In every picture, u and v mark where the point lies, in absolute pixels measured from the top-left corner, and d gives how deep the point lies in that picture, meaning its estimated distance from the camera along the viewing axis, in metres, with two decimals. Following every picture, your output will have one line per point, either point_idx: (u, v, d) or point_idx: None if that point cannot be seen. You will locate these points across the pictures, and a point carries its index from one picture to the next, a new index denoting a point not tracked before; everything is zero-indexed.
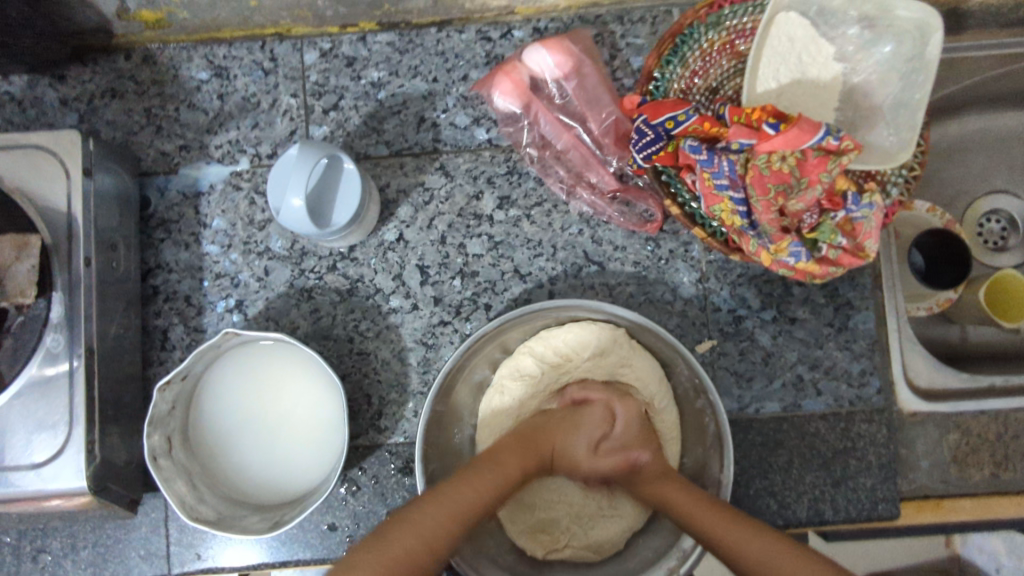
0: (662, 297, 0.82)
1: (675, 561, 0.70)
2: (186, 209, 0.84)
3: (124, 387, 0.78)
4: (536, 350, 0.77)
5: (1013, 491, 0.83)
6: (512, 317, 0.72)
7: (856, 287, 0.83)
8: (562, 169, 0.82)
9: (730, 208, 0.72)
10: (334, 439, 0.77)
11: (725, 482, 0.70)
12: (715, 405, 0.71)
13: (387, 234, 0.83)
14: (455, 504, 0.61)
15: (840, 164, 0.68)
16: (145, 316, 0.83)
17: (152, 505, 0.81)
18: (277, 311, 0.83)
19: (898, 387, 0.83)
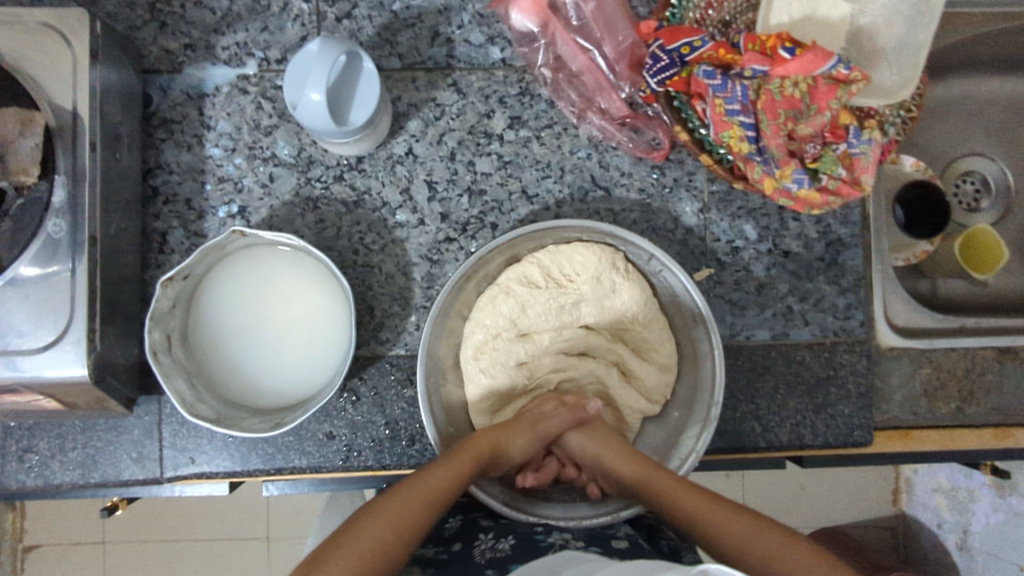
0: (664, 225, 0.85)
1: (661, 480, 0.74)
2: (190, 110, 0.82)
3: (122, 285, 0.76)
4: (545, 263, 0.78)
5: (975, 424, 0.89)
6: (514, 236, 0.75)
7: (848, 225, 0.86)
8: (575, 93, 0.84)
9: (739, 134, 0.74)
10: (336, 348, 0.77)
11: (716, 403, 0.73)
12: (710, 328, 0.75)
13: (396, 148, 0.83)
14: (432, 490, 0.64)
15: (849, 93, 0.73)
16: (144, 218, 0.81)
17: (146, 409, 0.80)
18: (281, 219, 0.82)
19: (879, 324, 0.88)
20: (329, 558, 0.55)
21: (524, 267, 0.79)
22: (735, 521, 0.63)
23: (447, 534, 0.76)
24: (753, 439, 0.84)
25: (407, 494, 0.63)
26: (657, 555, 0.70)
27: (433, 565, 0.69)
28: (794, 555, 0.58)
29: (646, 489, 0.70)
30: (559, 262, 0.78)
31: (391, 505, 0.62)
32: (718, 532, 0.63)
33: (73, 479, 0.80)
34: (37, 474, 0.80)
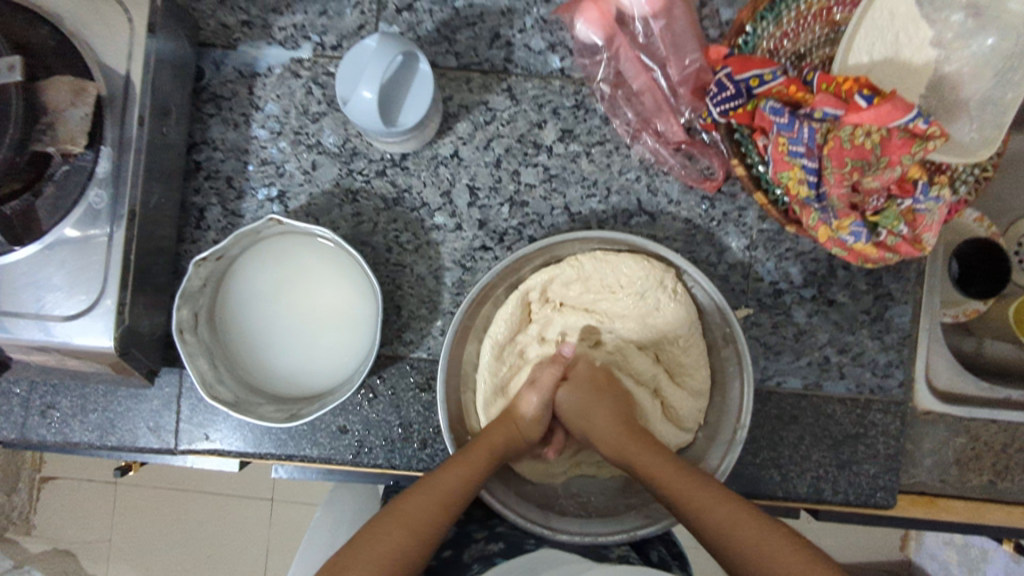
0: (707, 258, 0.82)
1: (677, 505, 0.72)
2: (240, 88, 0.81)
3: (156, 257, 0.76)
4: (584, 269, 0.75)
5: (1005, 500, 0.85)
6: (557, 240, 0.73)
7: (901, 279, 0.83)
8: (631, 111, 0.81)
9: (799, 177, 0.71)
10: (358, 342, 0.76)
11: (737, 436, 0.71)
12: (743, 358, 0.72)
13: (442, 149, 0.81)
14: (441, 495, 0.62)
15: (924, 149, 0.67)
16: (184, 192, 0.81)
17: (167, 380, 0.81)
18: (319, 208, 0.81)
19: (917, 386, 0.85)
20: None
21: (560, 270, 0.76)
22: (704, 496, 0.60)
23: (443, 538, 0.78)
24: (771, 488, 0.82)
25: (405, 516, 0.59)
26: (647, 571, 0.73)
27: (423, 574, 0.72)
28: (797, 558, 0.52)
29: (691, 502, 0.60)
30: (600, 276, 0.76)
31: (392, 521, 0.59)
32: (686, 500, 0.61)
33: (91, 438, 0.81)
34: (57, 431, 0.81)
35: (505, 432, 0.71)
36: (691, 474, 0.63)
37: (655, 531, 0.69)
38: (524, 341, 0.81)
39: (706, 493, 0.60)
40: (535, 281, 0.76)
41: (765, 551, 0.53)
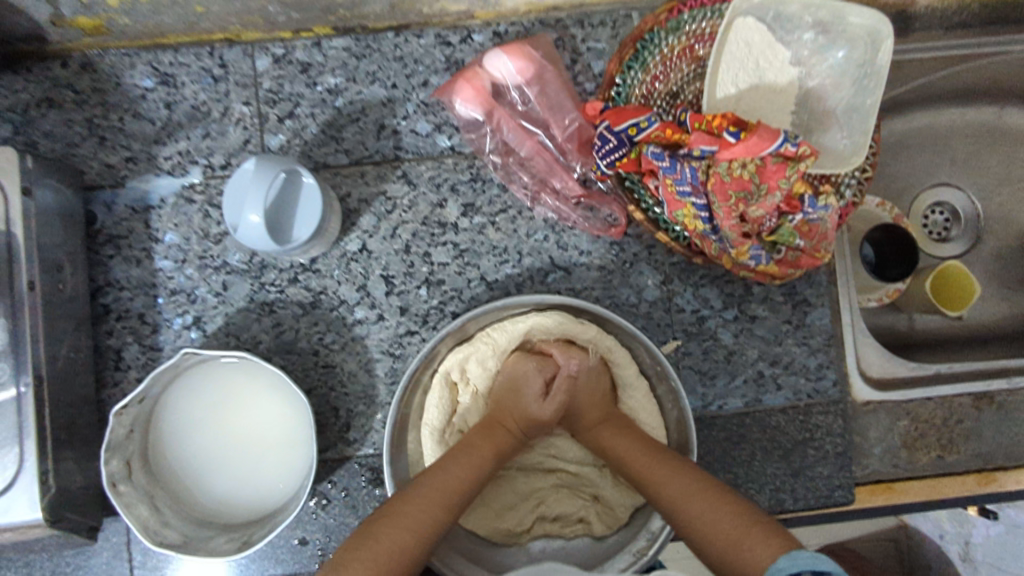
0: (627, 300, 0.84)
1: (644, 541, 0.74)
2: (136, 224, 0.81)
3: (77, 412, 0.74)
4: (501, 342, 0.78)
5: (955, 472, 0.88)
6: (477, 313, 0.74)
7: (814, 283, 0.86)
8: (526, 175, 0.82)
9: (692, 213, 0.74)
10: (300, 452, 0.75)
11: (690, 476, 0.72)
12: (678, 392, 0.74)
13: (350, 245, 0.82)
14: (424, 495, 0.65)
15: (798, 171, 0.70)
16: (96, 337, 0.79)
17: (113, 530, 0.78)
18: (237, 326, 0.80)
19: (852, 380, 0.87)
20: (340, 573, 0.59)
21: (476, 351, 0.78)
22: (690, 500, 0.65)
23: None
24: None
25: (403, 517, 0.63)
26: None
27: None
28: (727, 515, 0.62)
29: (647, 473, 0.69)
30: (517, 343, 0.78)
31: (386, 528, 0.62)
32: (662, 493, 0.67)
33: None
34: None
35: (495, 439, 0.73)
36: (662, 456, 0.70)
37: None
38: (461, 420, 0.80)
39: (679, 478, 0.66)
40: (452, 362, 0.77)
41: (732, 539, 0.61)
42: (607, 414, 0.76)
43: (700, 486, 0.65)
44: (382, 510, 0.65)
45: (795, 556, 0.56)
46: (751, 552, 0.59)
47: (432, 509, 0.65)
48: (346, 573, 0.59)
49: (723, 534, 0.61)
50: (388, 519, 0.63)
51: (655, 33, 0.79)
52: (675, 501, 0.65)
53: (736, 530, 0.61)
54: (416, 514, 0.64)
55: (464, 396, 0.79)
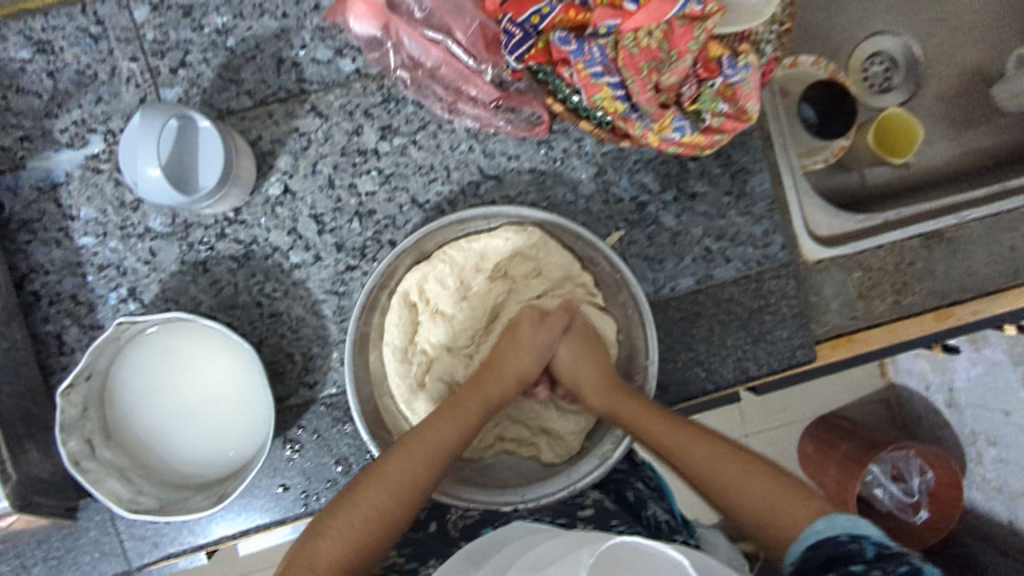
0: (564, 199, 0.82)
1: (608, 446, 0.78)
2: (47, 204, 0.78)
3: (27, 402, 0.73)
4: (459, 260, 0.78)
5: (914, 314, 0.89)
6: (430, 230, 0.72)
7: (748, 151, 0.84)
8: (439, 87, 0.79)
9: (610, 95, 0.71)
10: (261, 403, 0.75)
11: (650, 373, 0.75)
12: (636, 295, 0.75)
13: (272, 189, 0.79)
14: (427, 449, 0.68)
15: (705, 29, 0.69)
16: (32, 325, 0.78)
17: (94, 509, 0.79)
18: (175, 290, 0.79)
19: (801, 239, 0.87)
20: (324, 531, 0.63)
21: (434, 269, 0.77)
22: (735, 483, 0.66)
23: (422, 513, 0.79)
24: (700, 386, 0.84)
25: (384, 473, 0.66)
26: (617, 517, 0.73)
27: (411, 546, 0.73)
28: (771, 492, 0.64)
29: (704, 459, 0.68)
30: (473, 259, 0.78)
31: (382, 478, 0.65)
32: (688, 454, 0.69)
33: None
34: None
35: (494, 384, 0.75)
36: (684, 424, 0.71)
37: (594, 477, 0.75)
38: (422, 340, 0.80)
39: (729, 465, 0.67)
40: (409, 283, 0.77)
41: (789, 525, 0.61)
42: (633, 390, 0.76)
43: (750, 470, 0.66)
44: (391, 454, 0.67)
45: (836, 520, 0.58)
46: (785, 514, 0.62)
47: (415, 474, 0.66)
48: (326, 528, 0.63)
49: (760, 497, 0.64)
50: (372, 478, 0.66)
51: None
52: (750, 511, 0.64)
53: (766, 503, 0.64)
54: (410, 464, 0.66)
55: (424, 317, 0.79)
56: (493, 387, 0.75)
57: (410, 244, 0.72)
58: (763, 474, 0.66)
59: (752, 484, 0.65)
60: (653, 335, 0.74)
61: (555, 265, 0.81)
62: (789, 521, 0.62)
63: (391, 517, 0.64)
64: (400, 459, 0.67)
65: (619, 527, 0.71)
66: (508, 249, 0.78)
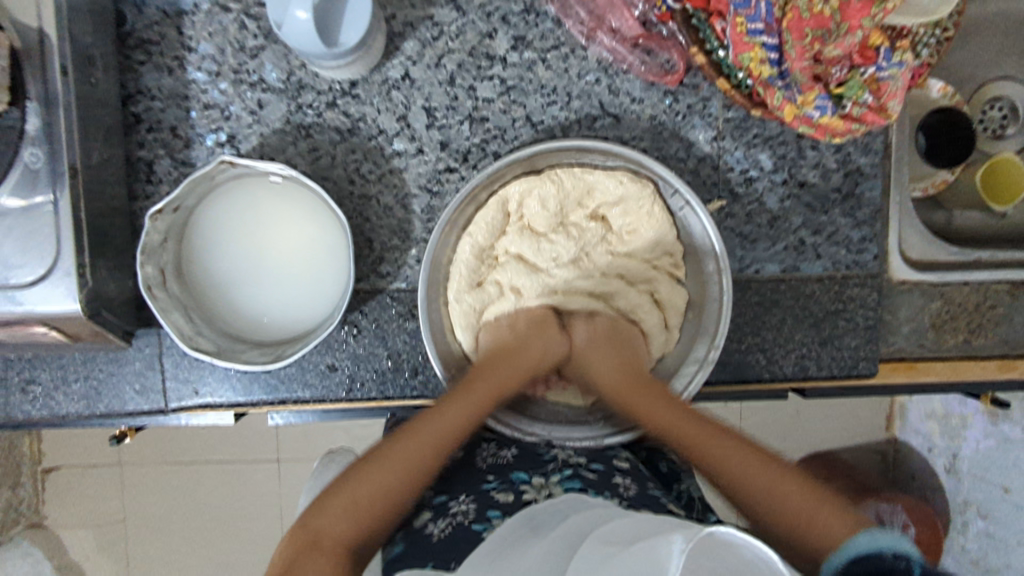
0: (676, 154, 0.81)
1: None
2: (168, 29, 0.76)
3: (110, 219, 0.73)
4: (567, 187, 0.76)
5: (980, 357, 0.88)
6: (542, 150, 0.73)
7: (868, 153, 0.83)
8: (583, 10, 0.77)
9: (760, 57, 0.69)
10: (333, 278, 0.75)
11: (721, 334, 0.73)
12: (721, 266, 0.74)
13: (392, 71, 0.78)
14: (433, 441, 0.63)
15: (884, 10, 0.66)
16: (127, 146, 0.77)
17: (146, 342, 0.79)
18: (273, 147, 0.78)
19: (892, 257, 0.85)
20: (327, 504, 0.57)
21: (541, 186, 0.75)
22: (692, 428, 0.65)
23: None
24: (758, 373, 0.83)
25: (423, 434, 0.63)
26: (652, 480, 0.71)
27: (438, 478, 0.71)
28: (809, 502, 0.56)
29: (737, 471, 0.60)
30: (580, 190, 0.77)
31: (389, 460, 0.61)
32: (725, 467, 0.61)
33: (78, 410, 0.79)
34: (43, 406, 0.79)
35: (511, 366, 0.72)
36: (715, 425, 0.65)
37: (629, 435, 0.74)
38: (502, 247, 0.79)
39: (680, 411, 0.67)
40: (513, 191, 0.75)
41: (748, 475, 0.60)
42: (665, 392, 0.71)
43: (700, 421, 0.65)
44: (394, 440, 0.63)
45: (877, 536, 0.50)
46: (819, 530, 0.54)
47: (426, 458, 0.62)
48: (370, 469, 0.60)
49: (796, 510, 0.56)
50: (382, 462, 0.61)
51: None
52: (788, 517, 0.56)
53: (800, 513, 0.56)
54: (416, 450, 0.62)
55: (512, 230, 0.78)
56: (507, 371, 0.71)
57: (524, 155, 0.72)
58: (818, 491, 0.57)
59: (789, 488, 0.58)
60: (728, 311, 0.74)
61: (647, 223, 0.77)
62: (823, 530, 0.54)
63: (398, 499, 0.59)
64: (408, 444, 0.62)
65: (657, 491, 0.68)
66: (617, 193, 0.76)
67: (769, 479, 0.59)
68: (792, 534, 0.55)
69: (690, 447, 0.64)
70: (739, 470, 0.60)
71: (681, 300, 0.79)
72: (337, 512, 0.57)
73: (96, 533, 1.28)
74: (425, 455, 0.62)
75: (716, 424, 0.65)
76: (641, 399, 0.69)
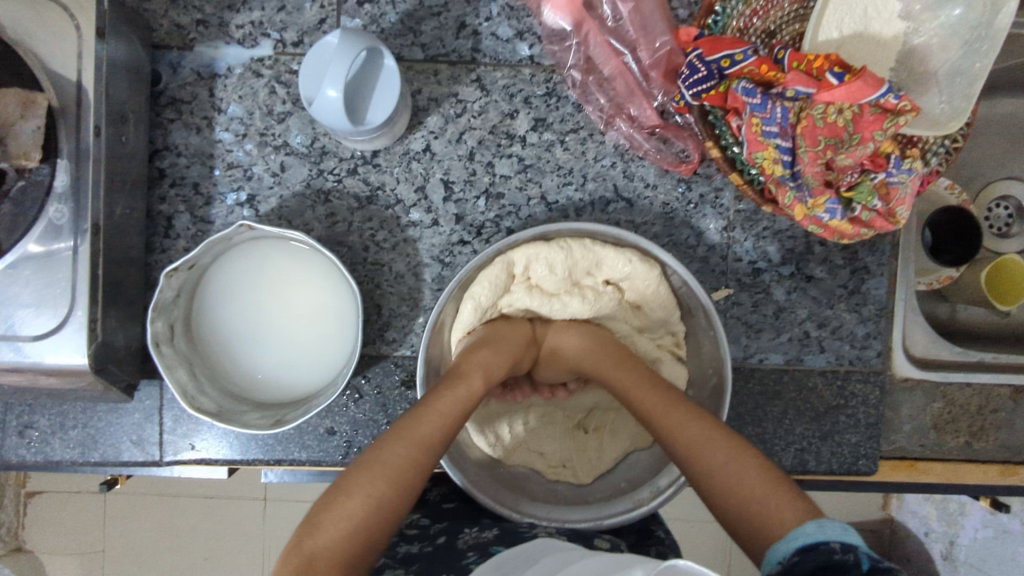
0: (686, 241, 0.82)
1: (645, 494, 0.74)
2: (200, 90, 0.78)
3: (126, 271, 0.74)
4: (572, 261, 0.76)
5: (980, 459, 0.88)
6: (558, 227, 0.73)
7: (876, 251, 0.84)
8: (603, 97, 0.79)
9: (774, 157, 0.70)
10: (339, 345, 0.75)
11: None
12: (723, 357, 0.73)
13: (414, 144, 0.80)
14: (425, 436, 0.61)
15: (897, 125, 0.67)
16: (150, 200, 0.78)
17: (147, 392, 0.79)
18: (292, 210, 0.79)
19: (896, 353, 0.85)
20: (318, 519, 0.54)
21: (548, 251, 0.75)
22: (672, 415, 0.64)
23: (433, 530, 0.73)
24: None
25: (415, 427, 0.61)
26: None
27: (418, 564, 0.66)
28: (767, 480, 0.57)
29: (703, 444, 0.61)
30: (589, 262, 0.76)
31: (379, 453, 0.58)
32: (687, 439, 0.62)
33: (73, 456, 0.79)
34: (38, 450, 0.79)
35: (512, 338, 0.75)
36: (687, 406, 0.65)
37: (626, 518, 0.72)
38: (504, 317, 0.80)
39: (674, 412, 0.65)
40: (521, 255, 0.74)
41: (732, 471, 0.58)
42: (646, 375, 0.70)
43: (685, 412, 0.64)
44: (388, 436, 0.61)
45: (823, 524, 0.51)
46: (772, 508, 0.55)
47: (418, 450, 0.60)
48: (350, 479, 0.56)
49: (750, 489, 0.56)
50: (375, 461, 0.58)
51: None
52: (742, 496, 0.56)
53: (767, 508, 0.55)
54: (403, 448, 0.59)
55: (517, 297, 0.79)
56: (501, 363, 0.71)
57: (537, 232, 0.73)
58: (782, 487, 0.56)
59: (748, 474, 0.58)
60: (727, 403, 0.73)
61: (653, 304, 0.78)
62: (774, 517, 0.54)
63: (397, 493, 0.57)
64: (394, 441, 0.60)
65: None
66: (623, 271, 0.76)
67: (734, 459, 0.59)
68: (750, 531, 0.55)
69: (683, 446, 0.62)
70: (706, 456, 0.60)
71: (680, 384, 0.79)
72: (331, 538, 0.53)
73: (75, 572, 1.26)
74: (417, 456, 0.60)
75: (706, 411, 0.64)
76: (635, 376, 0.70)
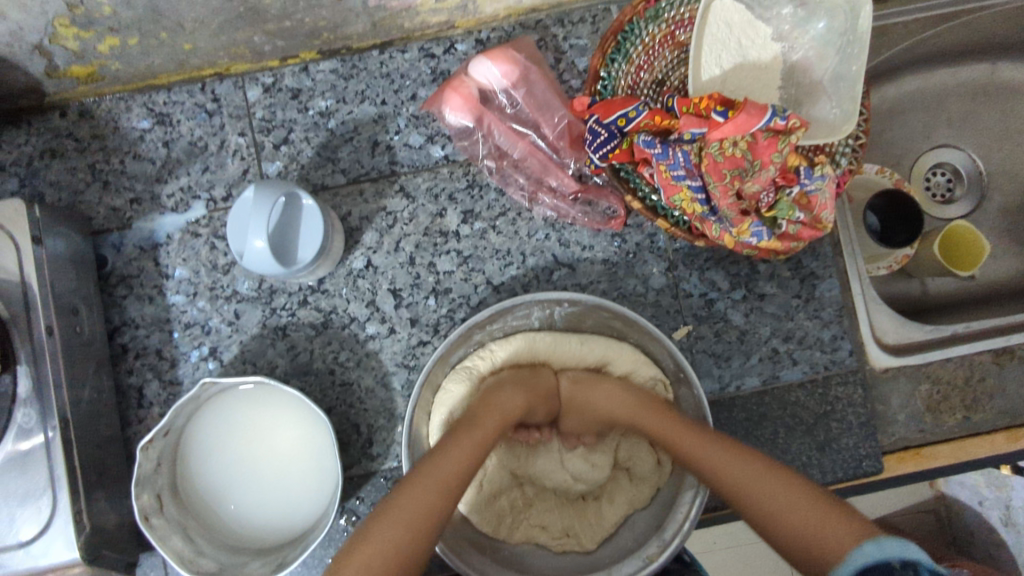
0: (634, 290, 0.84)
1: (655, 548, 0.72)
2: (146, 262, 0.82)
3: (105, 450, 0.75)
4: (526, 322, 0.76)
5: (983, 432, 0.87)
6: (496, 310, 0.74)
7: (818, 256, 0.86)
8: (522, 177, 0.83)
9: (689, 197, 0.73)
10: (325, 473, 0.76)
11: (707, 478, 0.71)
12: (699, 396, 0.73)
13: (355, 262, 0.83)
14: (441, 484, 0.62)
15: (790, 143, 0.71)
16: (117, 377, 0.81)
17: (150, 564, 0.79)
18: (254, 353, 0.81)
19: (868, 346, 0.86)
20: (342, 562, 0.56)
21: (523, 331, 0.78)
22: (705, 451, 0.65)
23: None
24: None
25: (434, 471, 0.63)
26: None
27: None
28: (804, 498, 0.58)
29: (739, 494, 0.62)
30: None
31: (399, 503, 0.60)
32: (715, 470, 0.64)
33: None
34: None
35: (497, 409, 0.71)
36: (715, 439, 0.66)
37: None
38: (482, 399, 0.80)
39: (694, 430, 0.67)
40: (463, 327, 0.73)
41: (739, 481, 0.62)
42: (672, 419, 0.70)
43: (703, 438, 0.66)
44: (396, 493, 0.61)
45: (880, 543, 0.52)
46: (795, 521, 0.57)
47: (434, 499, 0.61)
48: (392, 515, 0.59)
49: (792, 515, 0.58)
50: (392, 509, 0.60)
51: (634, 24, 0.79)
52: (799, 529, 0.57)
53: (799, 519, 0.57)
54: (426, 495, 0.61)
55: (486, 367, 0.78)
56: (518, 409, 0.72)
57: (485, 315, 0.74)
58: (794, 482, 0.60)
59: (790, 507, 0.58)
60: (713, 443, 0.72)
61: (622, 359, 0.80)
62: (824, 527, 0.56)
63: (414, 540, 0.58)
64: (400, 499, 0.60)
65: None
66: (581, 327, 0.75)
67: (773, 488, 0.60)
68: (803, 555, 0.56)
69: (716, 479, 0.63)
70: (738, 475, 0.62)
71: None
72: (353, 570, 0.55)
73: None
74: (407, 536, 0.58)
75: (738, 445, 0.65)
76: (692, 438, 0.67)
